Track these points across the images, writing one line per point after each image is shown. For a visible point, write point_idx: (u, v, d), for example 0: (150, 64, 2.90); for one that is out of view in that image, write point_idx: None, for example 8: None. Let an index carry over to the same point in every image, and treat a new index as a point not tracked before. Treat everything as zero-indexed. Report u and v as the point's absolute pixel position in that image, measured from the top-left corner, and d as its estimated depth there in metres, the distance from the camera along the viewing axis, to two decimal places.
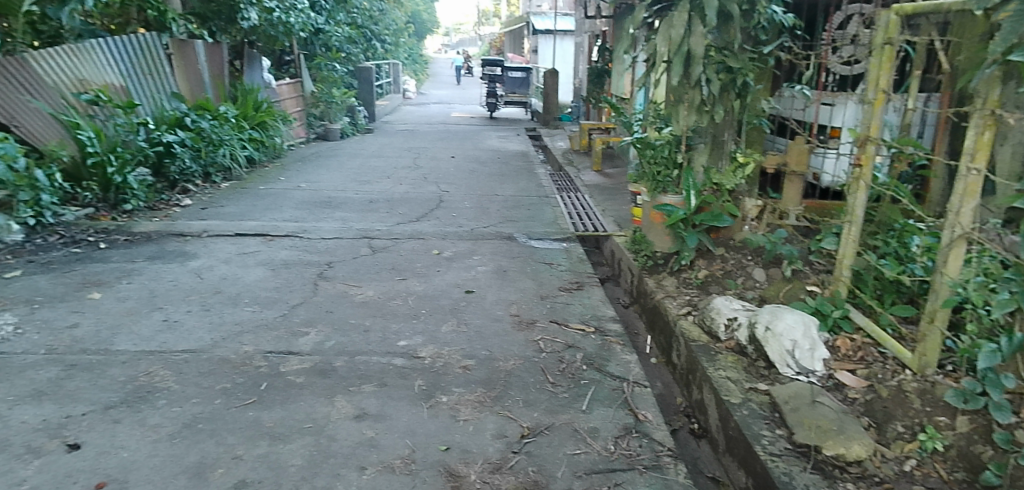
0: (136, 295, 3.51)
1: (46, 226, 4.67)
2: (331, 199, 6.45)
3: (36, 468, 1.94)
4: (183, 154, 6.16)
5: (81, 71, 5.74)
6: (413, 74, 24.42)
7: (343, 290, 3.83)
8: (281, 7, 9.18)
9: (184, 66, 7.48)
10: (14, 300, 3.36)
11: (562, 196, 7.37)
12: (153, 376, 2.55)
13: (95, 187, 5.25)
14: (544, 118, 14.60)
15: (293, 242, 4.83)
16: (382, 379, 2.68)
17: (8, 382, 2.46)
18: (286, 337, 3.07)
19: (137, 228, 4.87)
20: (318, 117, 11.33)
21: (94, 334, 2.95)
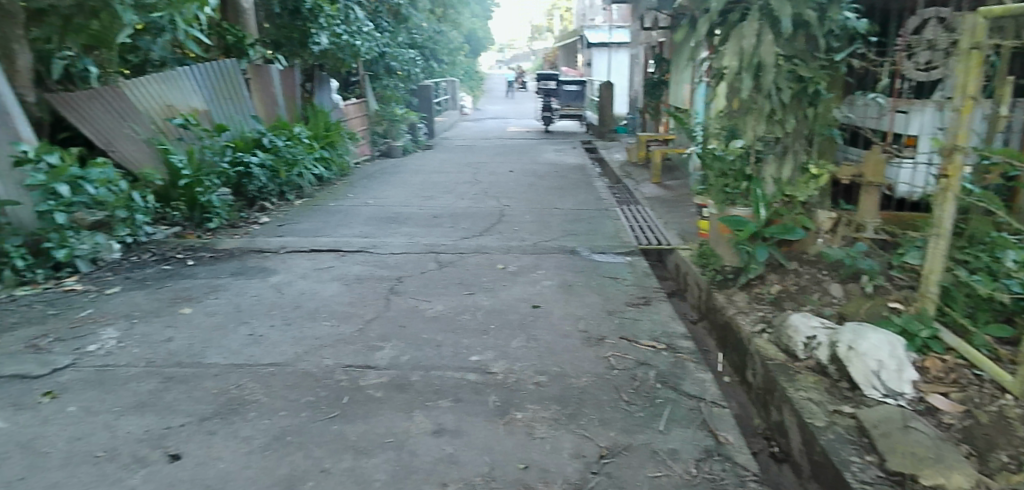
0: (223, 310, 3.69)
1: (139, 244, 4.98)
2: (396, 215, 6.60)
3: (143, 478, 2.05)
4: (260, 174, 6.45)
5: (169, 97, 6.14)
6: (469, 90, 24.82)
7: (413, 305, 3.90)
8: (348, 30, 9.59)
9: (260, 89, 8.00)
10: (116, 315, 3.58)
11: (622, 209, 7.30)
12: (243, 389, 2.67)
13: (182, 206, 5.60)
14: (600, 130, 14.53)
15: (364, 257, 4.98)
16: (457, 395, 2.71)
17: (114, 394, 2.62)
18: (364, 351, 3.15)
19: (221, 245, 5.12)
20: (382, 135, 11.61)
21: (187, 348, 3.11)
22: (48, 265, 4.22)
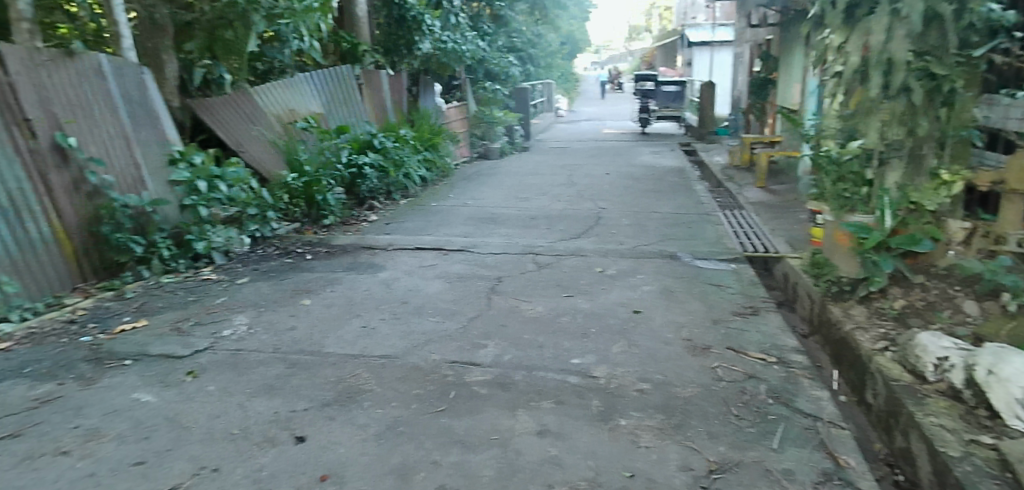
0: (338, 302, 3.91)
1: (263, 239, 5.35)
2: (495, 215, 6.71)
3: (271, 457, 2.21)
4: (372, 174, 6.79)
5: (290, 101, 6.67)
6: (564, 91, 24.81)
7: (513, 305, 3.94)
8: (451, 38, 9.96)
9: (370, 93, 8.49)
10: (244, 303, 3.88)
11: (725, 214, 7.03)
12: (358, 379, 2.83)
13: (302, 204, 5.95)
14: (699, 132, 14.05)
15: (465, 256, 5.10)
16: (559, 397, 2.72)
17: (245, 376, 2.84)
18: (468, 348, 3.23)
19: (335, 241, 5.43)
20: (479, 138, 11.78)
21: (307, 337, 3.32)
22: (188, 256, 4.60)
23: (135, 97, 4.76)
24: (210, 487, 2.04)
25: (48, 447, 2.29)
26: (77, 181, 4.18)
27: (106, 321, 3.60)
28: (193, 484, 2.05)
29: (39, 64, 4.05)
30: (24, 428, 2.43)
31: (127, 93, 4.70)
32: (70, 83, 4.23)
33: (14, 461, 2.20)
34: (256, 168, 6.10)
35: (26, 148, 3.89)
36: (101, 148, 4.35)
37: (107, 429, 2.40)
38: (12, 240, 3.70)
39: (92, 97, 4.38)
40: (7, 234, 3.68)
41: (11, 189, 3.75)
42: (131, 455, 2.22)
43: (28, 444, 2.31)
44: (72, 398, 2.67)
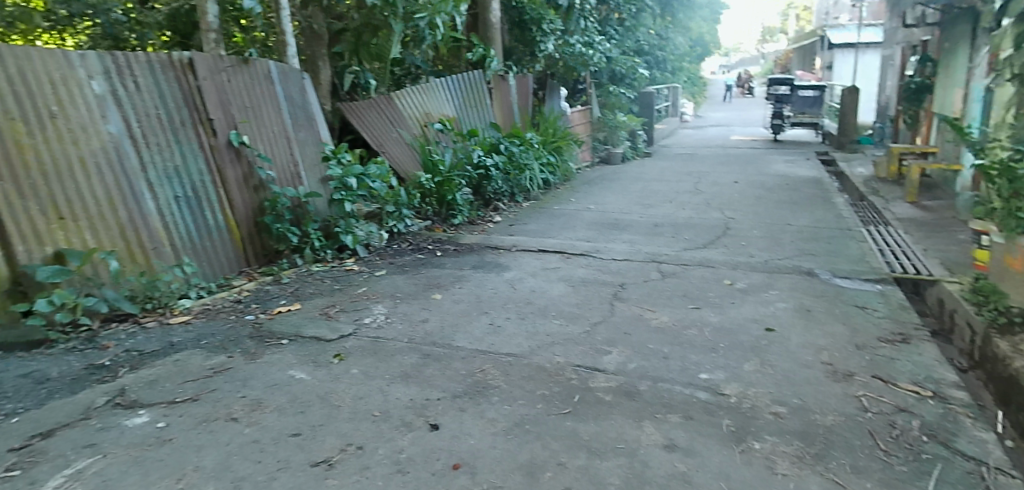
0: (467, 299, 4.10)
1: (399, 234, 5.68)
2: (617, 221, 6.66)
3: (409, 441, 2.35)
4: (497, 176, 7.03)
5: (426, 105, 7.09)
6: (690, 95, 24.05)
7: (638, 313, 3.89)
8: (580, 41, 10.34)
9: (500, 98, 8.79)
10: (383, 294, 4.15)
11: (869, 230, 6.50)
12: (486, 374, 2.94)
13: (434, 202, 6.26)
14: (838, 140, 13.03)
15: (588, 261, 5.10)
16: (687, 412, 2.65)
17: (385, 363, 3.07)
18: (592, 353, 3.23)
19: (463, 240, 5.68)
20: (602, 142, 11.71)
21: (440, 331, 3.52)
22: (335, 247, 5.02)
23: (296, 100, 5.24)
24: (356, 463, 2.20)
25: (220, 412, 2.58)
26: (247, 175, 4.66)
27: (267, 303, 3.99)
28: (341, 459, 2.24)
29: (222, 70, 4.54)
30: (202, 393, 2.76)
31: (289, 97, 5.18)
32: (245, 87, 4.71)
33: (194, 422, 2.50)
34: (395, 168, 6.47)
35: (209, 145, 4.39)
36: (268, 146, 4.84)
37: (269, 400, 2.67)
38: (194, 226, 4.21)
39: (262, 100, 4.86)
40: (190, 221, 4.18)
41: (195, 181, 4.26)
42: (289, 427, 2.45)
43: (205, 408, 2.62)
44: (239, 370, 2.99)
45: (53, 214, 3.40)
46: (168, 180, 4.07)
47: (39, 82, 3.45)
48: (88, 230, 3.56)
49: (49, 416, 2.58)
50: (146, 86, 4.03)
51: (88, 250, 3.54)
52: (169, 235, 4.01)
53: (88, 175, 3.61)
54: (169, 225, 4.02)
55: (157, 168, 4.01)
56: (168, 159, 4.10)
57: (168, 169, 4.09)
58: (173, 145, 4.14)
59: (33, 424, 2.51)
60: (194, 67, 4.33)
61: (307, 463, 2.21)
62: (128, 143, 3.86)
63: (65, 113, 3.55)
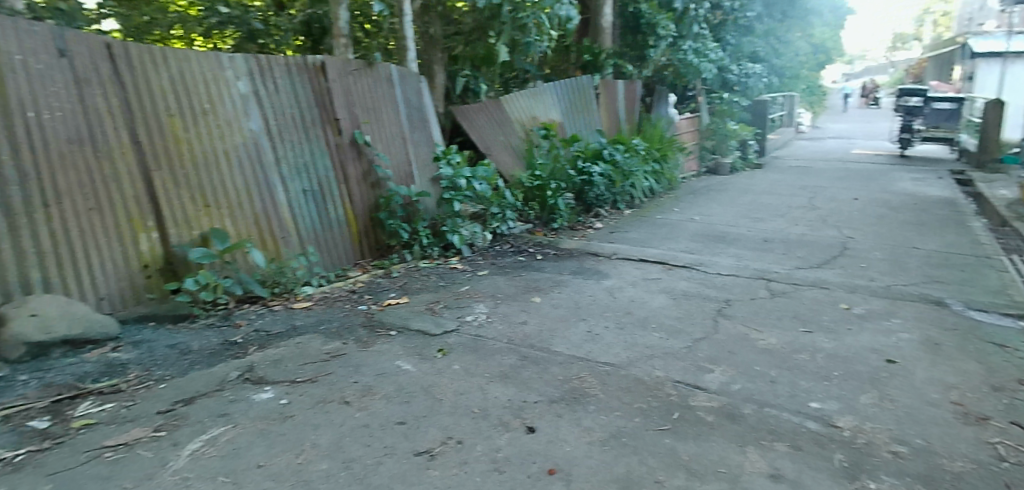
0: (566, 304, 4.12)
1: (501, 236, 5.84)
2: (724, 234, 6.42)
3: (507, 441, 2.40)
4: (600, 182, 6.99)
5: (533, 109, 7.28)
6: (807, 104, 22.76)
7: (743, 332, 3.74)
8: (694, 46, 10.00)
9: (608, 103, 8.77)
10: (484, 294, 4.30)
11: (1011, 259, 5.87)
12: (583, 382, 2.95)
13: (536, 206, 6.36)
14: (977, 158, 11.85)
15: (691, 273, 4.96)
16: (795, 441, 2.52)
17: (486, 361, 3.16)
18: (693, 370, 3.15)
19: (564, 245, 5.72)
20: (711, 151, 11.33)
21: (539, 334, 3.57)
22: (441, 245, 5.30)
23: (413, 102, 5.64)
24: (456, 457, 2.28)
25: (335, 395, 2.76)
26: (366, 172, 5.13)
27: (378, 295, 4.29)
28: (441, 451, 2.32)
29: (350, 72, 5.05)
30: (319, 375, 2.97)
31: (408, 99, 5.59)
32: (368, 90, 5.20)
33: (311, 402, 2.69)
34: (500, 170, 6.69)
35: (334, 143, 4.91)
36: (385, 146, 5.28)
37: (378, 388, 2.83)
38: (317, 218, 4.73)
39: (383, 102, 5.33)
40: (315, 214, 4.72)
41: (320, 176, 4.78)
42: (395, 415, 2.59)
43: (321, 390, 2.81)
44: (352, 357, 3.20)
45: (201, 201, 4.02)
46: (297, 174, 4.62)
47: (197, 84, 4.09)
48: (228, 217, 4.16)
49: (190, 384, 2.88)
50: (284, 87, 4.60)
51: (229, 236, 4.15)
52: (295, 225, 4.56)
53: (231, 169, 4.22)
54: (296, 216, 4.56)
55: (288, 164, 4.57)
56: (298, 155, 4.65)
57: (298, 165, 4.64)
58: (303, 143, 4.69)
59: (177, 391, 2.81)
60: (325, 70, 4.87)
61: (410, 451, 2.31)
62: (266, 139, 4.44)
63: (216, 111, 4.17)
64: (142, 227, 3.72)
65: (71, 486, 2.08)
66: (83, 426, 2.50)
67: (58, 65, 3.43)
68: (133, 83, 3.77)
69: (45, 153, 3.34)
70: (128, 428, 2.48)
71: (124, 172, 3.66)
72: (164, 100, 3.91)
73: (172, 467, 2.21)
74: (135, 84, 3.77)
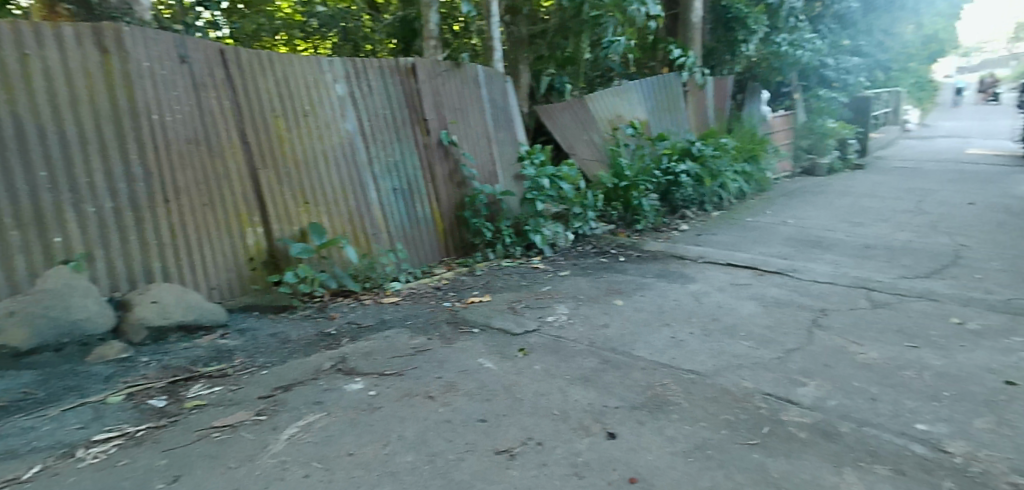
0: (649, 308, 4.03)
1: (583, 236, 5.84)
2: (820, 239, 6.08)
3: (587, 445, 2.37)
4: (687, 182, 6.82)
5: (619, 108, 7.22)
6: (916, 101, 21.19)
7: (840, 344, 3.53)
8: (789, 39, 9.53)
9: (696, 101, 8.57)
10: (565, 295, 4.28)
11: None
12: (667, 389, 2.87)
13: (619, 206, 6.28)
14: None
15: (783, 280, 4.73)
16: (898, 465, 2.34)
17: (567, 363, 3.14)
18: (785, 383, 3.00)
19: (647, 247, 5.62)
20: (806, 150, 10.70)
21: (620, 337, 3.52)
22: (523, 244, 5.36)
23: (499, 102, 5.79)
24: (536, 458, 2.28)
25: (419, 389, 2.83)
26: (452, 171, 5.30)
27: (462, 292, 4.38)
28: (521, 451, 2.32)
29: (438, 74, 5.24)
30: (405, 369, 3.06)
31: (493, 99, 5.73)
32: (455, 91, 5.38)
33: (398, 395, 2.77)
34: (584, 170, 6.72)
35: (422, 143, 5.10)
36: (471, 145, 5.44)
37: (460, 384, 2.88)
38: (406, 216, 4.93)
39: (469, 102, 5.49)
40: (404, 211, 4.91)
41: (409, 175, 4.98)
42: (477, 412, 2.62)
43: (407, 383, 2.90)
44: (436, 352, 3.27)
45: (301, 199, 4.29)
46: (388, 173, 4.84)
47: (299, 88, 4.36)
48: (325, 213, 4.41)
49: (288, 372, 3.04)
50: (377, 89, 4.83)
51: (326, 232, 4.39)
52: (386, 223, 4.77)
53: (329, 167, 4.47)
54: (386, 214, 4.78)
55: (380, 163, 4.79)
56: (390, 155, 4.86)
57: (389, 164, 4.86)
58: (395, 143, 4.90)
59: (276, 378, 2.97)
60: (415, 72, 5.07)
61: (491, 450, 2.33)
62: (360, 139, 4.67)
63: (315, 113, 4.43)
64: (249, 222, 4.02)
65: (184, 462, 2.25)
66: (194, 407, 2.69)
67: (179, 71, 3.76)
68: (242, 87, 4.06)
69: (167, 151, 3.68)
70: (232, 411, 2.65)
71: (234, 170, 3.97)
72: (269, 103, 4.19)
73: (272, 450, 2.33)
74: (245, 88, 4.07)
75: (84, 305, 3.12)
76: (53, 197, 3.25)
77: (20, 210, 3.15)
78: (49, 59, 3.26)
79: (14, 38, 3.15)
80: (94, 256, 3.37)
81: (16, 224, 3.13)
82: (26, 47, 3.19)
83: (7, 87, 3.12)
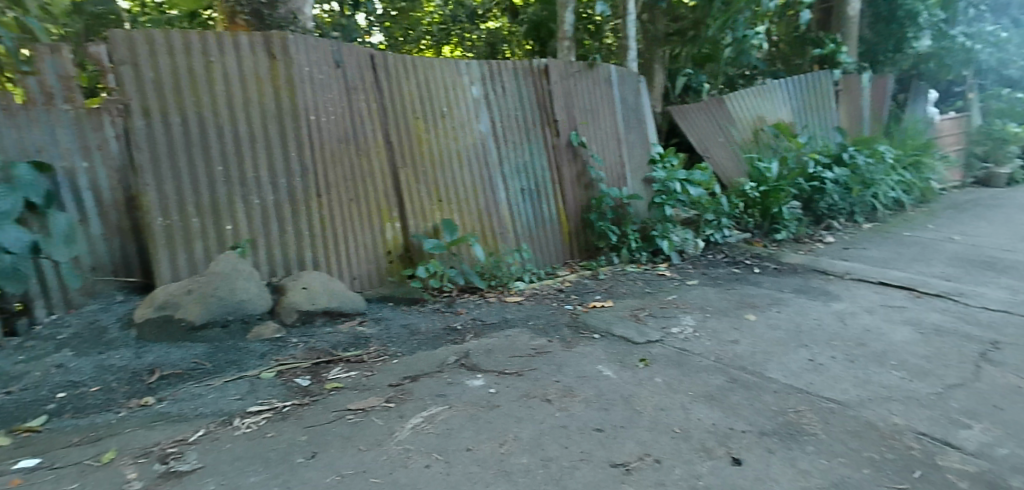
0: (785, 326, 3.77)
1: (714, 244, 5.59)
2: (994, 259, 5.35)
3: (708, 469, 2.26)
4: (834, 190, 6.30)
5: (760, 108, 6.84)
6: None
7: (1016, 384, 3.08)
8: (967, 32, 8.49)
9: (849, 101, 7.90)
10: (692, 305, 4.12)
11: None
12: (801, 417, 2.67)
13: (756, 214, 5.92)
14: None
15: (946, 304, 4.21)
16: None
17: (691, 379, 3.02)
18: (944, 423, 2.67)
19: (785, 260, 5.26)
20: (981, 157, 9.52)
21: (751, 355, 3.32)
22: (650, 249, 5.23)
23: (630, 103, 5.72)
24: (652, 475, 2.21)
25: (538, 391, 2.85)
26: (580, 173, 5.29)
27: (584, 296, 4.35)
28: (638, 467, 2.26)
29: (571, 74, 5.25)
30: (525, 370, 3.09)
31: (625, 99, 5.66)
32: (588, 91, 5.36)
33: (516, 395, 2.81)
34: (718, 173, 6.48)
35: (552, 144, 5.14)
36: (601, 146, 5.40)
37: (579, 390, 2.86)
38: (533, 216, 5.00)
39: (601, 102, 5.45)
40: (530, 211, 4.98)
41: (538, 176, 5.04)
42: (594, 421, 2.59)
43: (526, 384, 2.93)
44: (556, 355, 3.28)
45: (435, 196, 4.47)
46: (517, 173, 4.93)
47: (438, 89, 4.54)
48: (457, 211, 4.57)
49: (416, 363, 3.19)
50: (510, 90, 4.92)
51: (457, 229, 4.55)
52: (513, 223, 4.87)
53: (462, 166, 4.62)
54: (513, 214, 4.87)
55: (510, 164, 4.89)
56: (520, 155, 4.95)
57: (519, 165, 4.94)
58: (525, 144, 4.98)
59: (405, 367, 3.13)
60: (548, 73, 5.11)
61: (607, 462, 2.28)
62: (492, 140, 4.79)
63: (452, 114, 4.60)
64: (388, 217, 4.26)
65: (321, 440, 2.43)
66: (333, 388, 2.90)
67: (334, 74, 4.05)
68: (388, 89, 4.31)
69: (321, 149, 3.98)
70: (365, 396, 2.82)
71: (377, 167, 4.22)
72: (411, 104, 4.41)
73: (398, 437, 2.45)
74: (390, 90, 4.31)
75: (246, 288, 3.46)
76: (226, 190, 3.66)
77: (200, 201, 3.58)
78: (228, 65, 3.67)
79: (201, 47, 3.59)
80: (257, 244, 3.75)
81: (197, 213, 3.57)
82: (210, 54, 3.62)
83: (195, 92, 3.57)
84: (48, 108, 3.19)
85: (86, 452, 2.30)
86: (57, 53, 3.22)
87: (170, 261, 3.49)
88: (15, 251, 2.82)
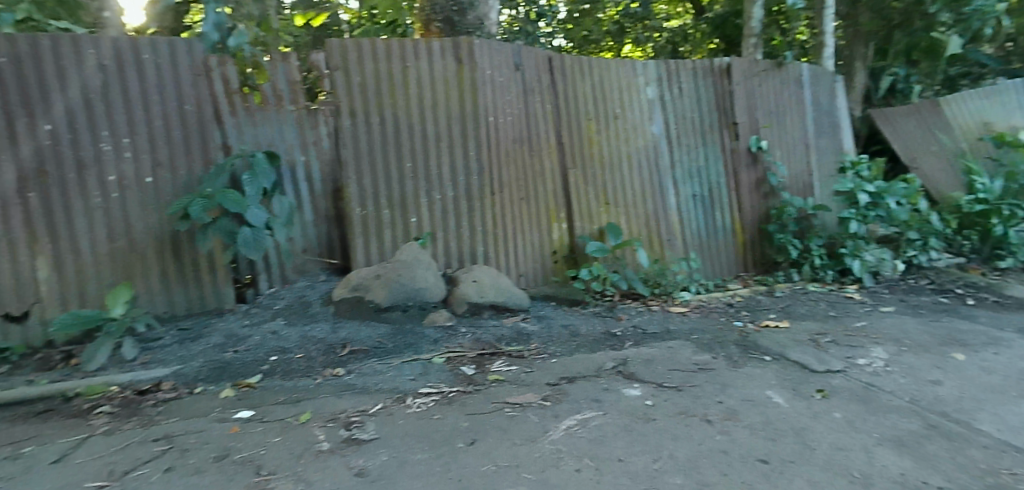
0: (1004, 371, 3.23)
1: (918, 268, 4.94)
2: None
3: None
4: None
5: (989, 114, 5.89)
6: None
7: None
8: None
9: None
10: (885, 336, 3.68)
11: None
12: (1017, 481, 2.27)
13: (974, 236, 5.13)
14: None
15: None
16: None
17: (877, 419, 2.71)
18: None
19: (1011, 292, 4.50)
20: None
21: (956, 400, 2.90)
22: (837, 268, 4.76)
23: (823, 105, 5.29)
24: None
25: (699, 410, 2.74)
26: (760, 180, 4.99)
27: (757, 313, 4.09)
28: None
29: (756, 74, 4.95)
30: (686, 385, 2.99)
31: (816, 100, 5.24)
32: (774, 92, 5.03)
33: (674, 411, 2.73)
34: (926, 187, 5.74)
35: (730, 148, 4.89)
36: (785, 152, 5.04)
37: (743, 415, 2.70)
38: (704, 224, 4.81)
39: (788, 104, 5.08)
40: (702, 218, 4.79)
41: (712, 181, 4.83)
42: (759, 451, 2.42)
43: (686, 401, 2.83)
44: (721, 375, 3.12)
45: (603, 198, 4.48)
46: (690, 178, 4.76)
47: (613, 91, 4.53)
48: (624, 215, 4.53)
49: (575, 365, 3.22)
50: (687, 91, 4.76)
51: (623, 233, 4.52)
52: (683, 230, 4.72)
53: (632, 169, 4.57)
54: (683, 220, 4.72)
55: (683, 168, 4.74)
56: (694, 159, 4.77)
57: (692, 169, 4.77)
58: (700, 147, 4.79)
59: (563, 368, 3.17)
60: (730, 72, 4.87)
61: None
62: (665, 142, 4.67)
63: (625, 116, 4.56)
64: (556, 217, 4.36)
65: (480, 428, 2.55)
66: (495, 380, 3.04)
67: (514, 77, 4.21)
68: (564, 91, 4.39)
69: (498, 149, 4.16)
70: (524, 391, 2.91)
71: (549, 168, 4.32)
72: (585, 105, 4.45)
73: (552, 436, 2.50)
74: (565, 91, 4.39)
75: (424, 276, 3.72)
76: (412, 185, 3.97)
77: (391, 195, 3.93)
78: (420, 69, 3.97)
79: (399, 52, 3.93)
80: (436, 236, 4.03)
81: (387, 205, 3.92)
82: (406, 60, 3.94)
83: (392, 94, 3.91)
84: (277, 108, 3.69)
85: (288, 410, 2.64)
86: (287, 60, 3.72)
87: (364, 247, 3.88)
88: (255, 224, 3.29)
